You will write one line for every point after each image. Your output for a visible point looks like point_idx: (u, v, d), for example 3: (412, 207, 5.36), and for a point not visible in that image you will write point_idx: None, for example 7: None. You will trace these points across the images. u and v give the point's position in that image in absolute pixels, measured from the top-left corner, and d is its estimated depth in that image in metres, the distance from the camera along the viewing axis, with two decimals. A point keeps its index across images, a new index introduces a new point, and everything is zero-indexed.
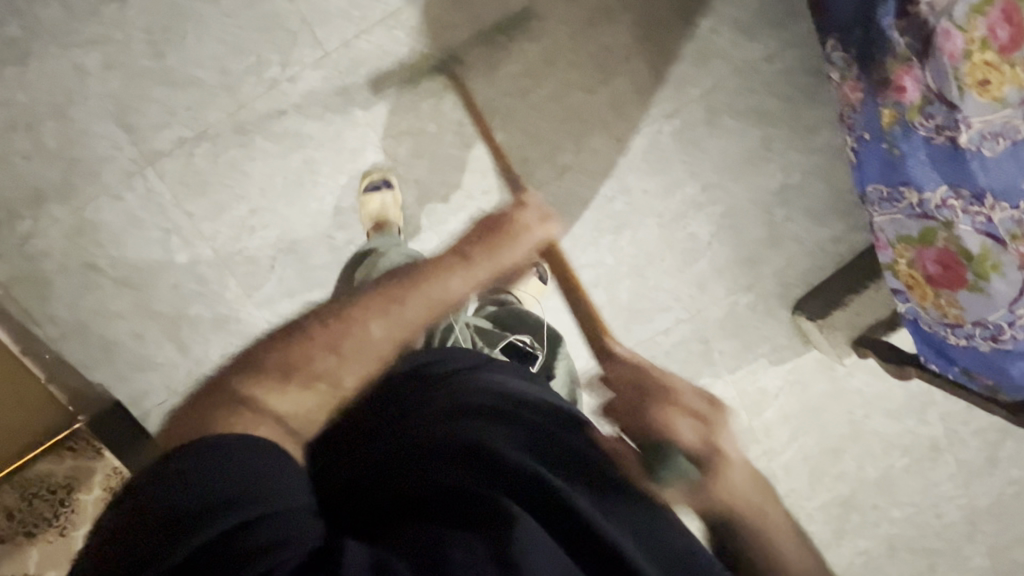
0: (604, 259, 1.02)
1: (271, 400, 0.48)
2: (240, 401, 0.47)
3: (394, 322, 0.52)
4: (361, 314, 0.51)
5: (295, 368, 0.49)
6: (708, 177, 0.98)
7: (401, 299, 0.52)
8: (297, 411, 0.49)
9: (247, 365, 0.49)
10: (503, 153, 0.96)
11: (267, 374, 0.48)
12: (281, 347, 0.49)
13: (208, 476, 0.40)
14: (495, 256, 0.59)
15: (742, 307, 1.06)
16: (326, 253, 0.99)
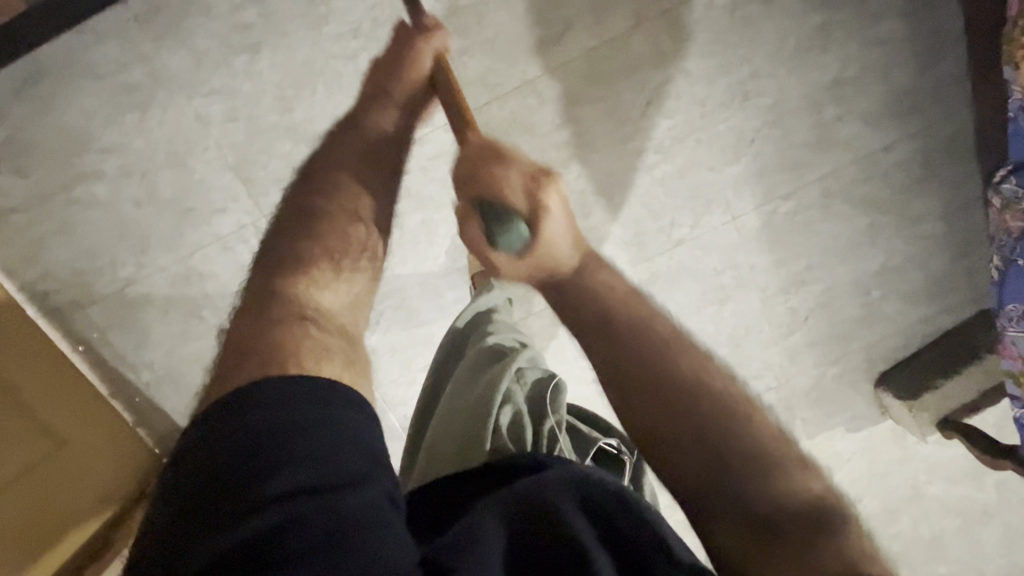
0: (705, 327, 1.04)
1: (320, 298, 0.61)
2: (300, 302, 0.60)
3: (382, 197, 0.71)
4: (344, 204, 0.68)
5: (343, 253, 0.65)
6: (814, 256, 1.01)
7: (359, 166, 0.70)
8: (341, 306, 0.63)
9: (294, 269, 0.62)
10: (621, 224, 0.96)
11: (319, 279, 0.62)
12: (315, 245, 0.64)
13: (281, 442, 0.45)
14: (401, 85, 0.72)
15: (828, 377, 1.09)
16: (434, 311, 0.99)
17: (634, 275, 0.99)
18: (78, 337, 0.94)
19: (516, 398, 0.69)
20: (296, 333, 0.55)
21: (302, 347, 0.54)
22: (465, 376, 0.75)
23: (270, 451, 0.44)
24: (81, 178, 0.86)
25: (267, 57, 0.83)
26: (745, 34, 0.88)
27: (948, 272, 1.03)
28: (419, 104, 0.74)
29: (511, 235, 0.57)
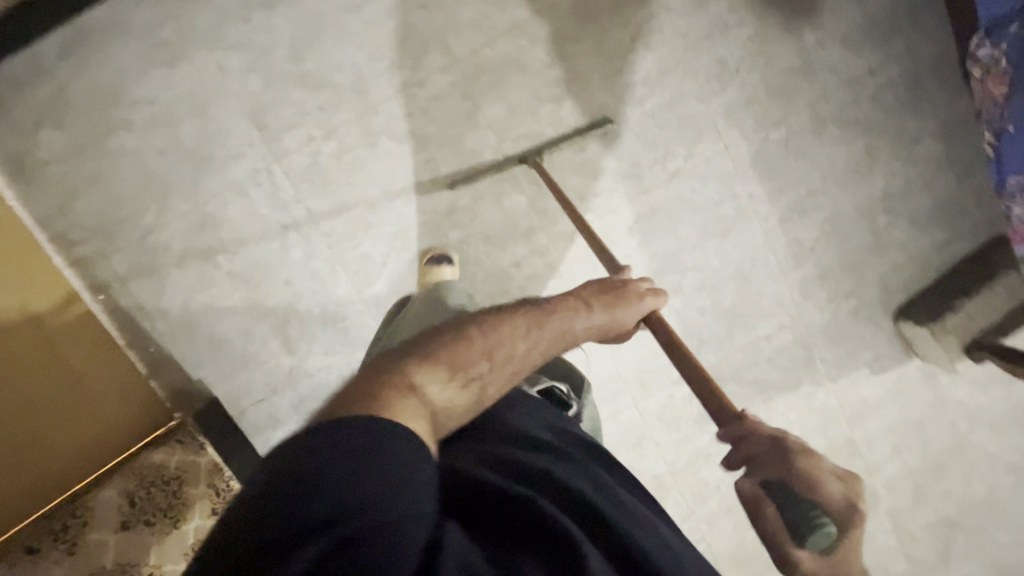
0: (711, 261, 1.03)
1: (429, 390, 0.52)
2: (403, 382, 0.51)
3: (537, 345, 0.61)
4: (510, 333, 0.59)
5: (462, 376, 0.55)
6: (812, 183, 1.01)
7: (541, 323, 0.62)
8: (445, 409, 0.52)
9: (421, 356, 0.54)
10: (617, 157, 0.99)
11: (437, 369, 0.53)
12: (450, 349, 0.56)
13: (346, 478, 0.40)
14: (611, 315, 0.67)
15: (845, 313, 1.06)
16: (438, 251, 1.00)
17: (634, 209, 1.01)
18: (99, 286, 0.99)
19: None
20: (398, 399, 0.49)
21: (393, 406, 0.48)
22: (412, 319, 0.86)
23: (328, 485, 0.39)
24: (111, 131, 0.94)
25: (281, 10, 0.92)
26: None
27: (953, 196, 1.02)
28: (614, 301, 0.68)
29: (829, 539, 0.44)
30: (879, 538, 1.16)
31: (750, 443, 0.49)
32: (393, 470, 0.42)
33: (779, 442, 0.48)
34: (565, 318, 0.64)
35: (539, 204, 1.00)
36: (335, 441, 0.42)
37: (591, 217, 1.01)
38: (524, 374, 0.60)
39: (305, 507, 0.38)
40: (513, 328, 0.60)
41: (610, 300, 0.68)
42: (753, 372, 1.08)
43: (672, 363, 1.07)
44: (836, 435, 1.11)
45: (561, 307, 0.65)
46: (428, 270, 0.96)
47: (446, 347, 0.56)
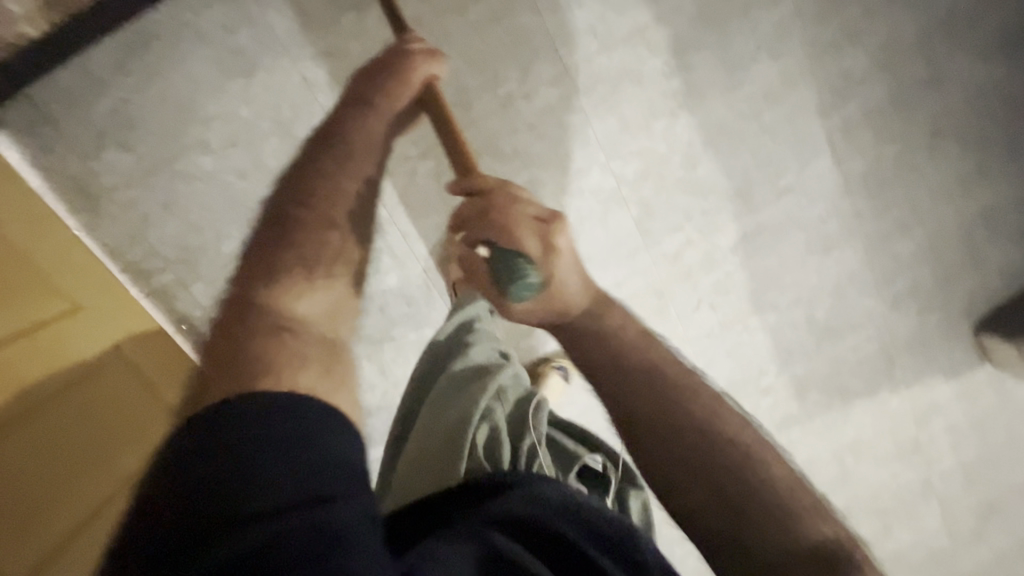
0: (809, 278, 1.02)
1: (298, 305, 0.60)
2: (277, 310, 0.59)
3: (356, 172, 0.74)
4: (330, 182, 0.71)
5: (317, 259, 0.65)
6: (918, 200, 0.99)
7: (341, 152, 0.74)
8: (318, 309, 0.62)
9: (267, 271, 0.62)
10: (728, 175, 0.94)
11: (301, 280, 0.62)
12: (285, 254, 0.63)
13: (258, 464, 0.45)
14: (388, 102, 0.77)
15: (929, 325, 1.08)
16: None
17: (740, 228, 0.97)
18: (185, 316, 0.93)
19: (496, 418, 0.73)
20: (265, 347, 0.54)
21: (272, 347, 0.55)
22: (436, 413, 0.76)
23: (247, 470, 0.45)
24: (186, 150, 0.84)
25: (376, 14, 0.81)
26: None
27: None
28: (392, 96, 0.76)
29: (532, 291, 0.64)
30: (927, 520, 1.26)
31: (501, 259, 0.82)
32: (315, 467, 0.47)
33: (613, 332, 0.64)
34: (361, 129, 0.76)
35: (646, 223, 0.95)
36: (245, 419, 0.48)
37: (696, 236, 0.97)
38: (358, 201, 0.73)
39: (227, 491, 0.44)
40: (338, 176, 0.72)
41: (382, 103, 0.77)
42: (835, 381, 1.11)
43: (761, 375, 1.08)
44: (903, 434, 1.17)
45: (354, 129, 0.76)
46: None
47: (284, 254, 0.64)
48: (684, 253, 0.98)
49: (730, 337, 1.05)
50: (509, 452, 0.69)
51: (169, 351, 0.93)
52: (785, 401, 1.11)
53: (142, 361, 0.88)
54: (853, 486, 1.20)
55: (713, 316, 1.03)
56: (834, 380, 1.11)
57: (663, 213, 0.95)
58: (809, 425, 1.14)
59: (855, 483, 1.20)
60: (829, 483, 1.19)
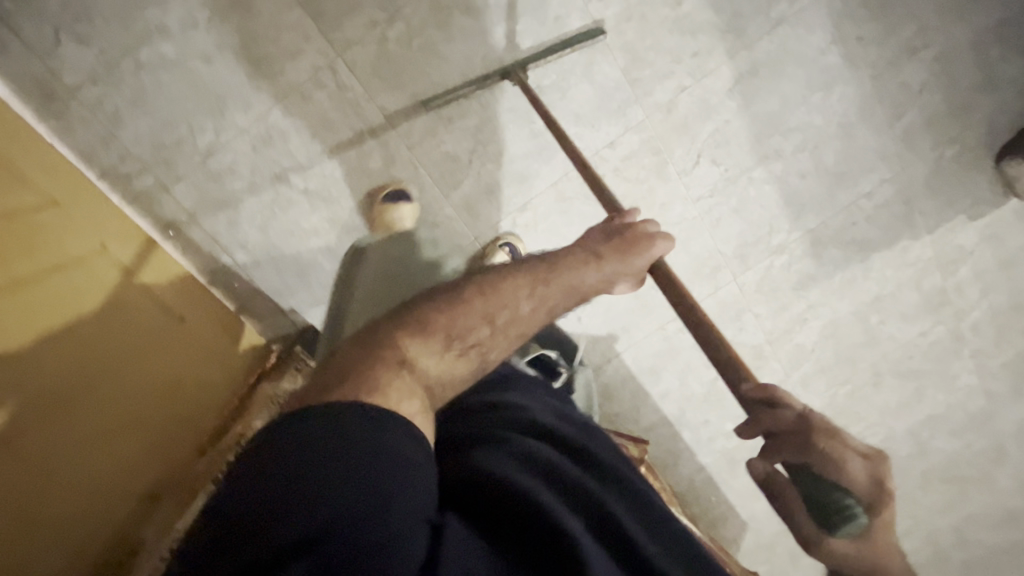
0: (813, 118, 0.97)
1: (421, 360, 0.45)
2: (401, 351, 0.45)
3: (546, 303, 0.53)
4: (511, 289, 0.52)
5: (464, 338, 0.48)
6: (924, 18, 0.93)
7: (546, 279, 0.54)
8: (443, 380, 0.46)
9: (416, 324, 0.47)
10: (717, 9, 0.88)
11: (432, 340, 0.47)
12: (446, 314, 0.48)
13: (322, 473, 0.35)
14: (623, 261, 0.58)
15: (947, 160, 1.02)
16: (528, 140, 0.93)
17: (734, 68, 0.92)
18: (169, 221, 0.91)
19: None
20: (383, 376, 0.43)
21: (389, 382, 0.42)
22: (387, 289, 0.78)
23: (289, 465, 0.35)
24: (147, 37, 0.81)
25: None
26: None
27: None
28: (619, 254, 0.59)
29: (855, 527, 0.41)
30: (961, 379, 1.21)
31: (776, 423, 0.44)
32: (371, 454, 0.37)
33: (800, 417, 0.43)
34: (576, 273, 0.55)
35: (633, 73, 0.91)
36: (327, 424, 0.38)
37: (688, 81, 0.92)
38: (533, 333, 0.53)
39: (260, 500, 0.34)
40: (520, 296, 0.52)
41: (600, 259, 0.57)
42: (851, 233, 1.06)
43: (772, 233, 1.04)
44: (929, 286, 1.11)
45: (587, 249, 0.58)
46: (386, 208, 0.89)
47: (442, 312, 0.48)
48: (676, 102, 0.93)
49: (735, 193, 1.00)
50: None
51: (171, 270, 0.90)
52: (799, 260, 1.06)
53: (132, 259, 0.85)
54: (880, 347, 1.16)
55: (716, 171, 0.98)
56: (849, 232, 1.06)
57: (651, 59, 0.90)
58: (828, 285, 1.09)
59: (882, 344, 1.15)
60: (854, 347, 1.15)
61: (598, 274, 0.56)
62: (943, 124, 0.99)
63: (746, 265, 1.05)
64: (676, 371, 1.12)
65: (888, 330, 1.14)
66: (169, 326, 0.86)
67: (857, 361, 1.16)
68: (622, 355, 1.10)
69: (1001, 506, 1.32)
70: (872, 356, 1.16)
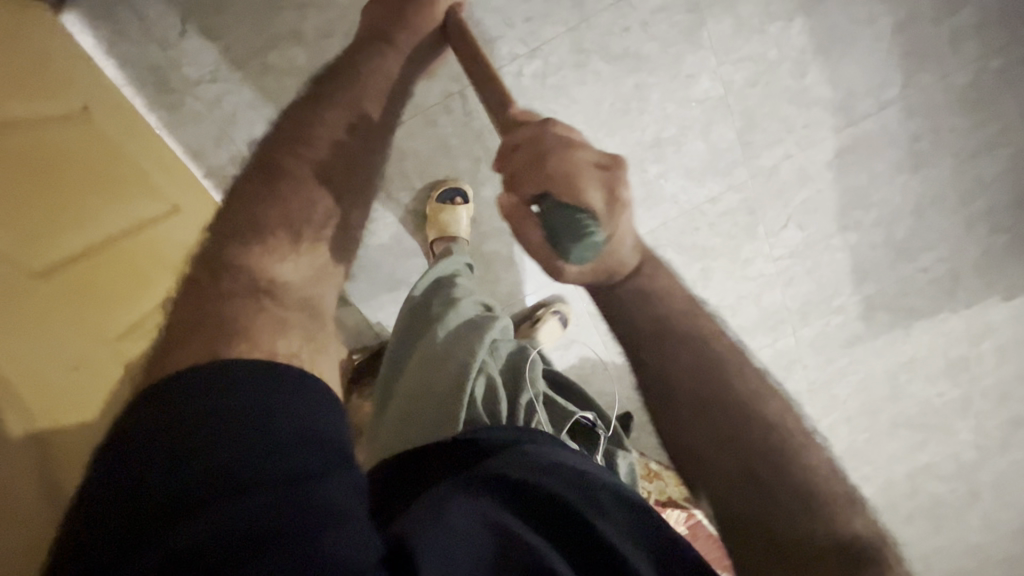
0: (895, 196, 1.03)
1: (278, 269, 0.57)
2: (253, 271, 0.55)
3: (358, 133, 0.66)
4: (319, 135, 0.63)
5: (301, 217, 0.61)
6: (1009, 118, 0.99)
7: (347, 122, 0.65)
8: (304, 275, 0.59)
9: (246, 228, 0.57)
10: (834, 87, 0.92)
11: (278, 237, 0.58)
12: (271, 206, 0.60)
13: (240, 426, 0.40)
14: (409, 33, 0.69)
15: (996, 246, 1.11)
16: (636, 187, 0.95)
17: (837, 142, 0.96)
18: None
19: (492, 370, 0.74)
20: (254, 311, 0.51)
21: (259, 315, 0.51)
22: (430, 358, 0.76)
23: (218, 447, 0.38)
24: (279, 40, 0.78)
25: None
26: None
27: None
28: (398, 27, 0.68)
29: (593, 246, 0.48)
30: (961, 434, 1.33)
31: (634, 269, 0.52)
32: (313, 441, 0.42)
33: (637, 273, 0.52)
34: (338, 112, 0.65)
35: (746, 137, 0.93)
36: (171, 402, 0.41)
37: (794, 150, 0.96)
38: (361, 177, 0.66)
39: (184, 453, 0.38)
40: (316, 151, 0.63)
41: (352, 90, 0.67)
42: (902, 301, 1.14)
43: (834, 295, 1.10)
44: (954, 353, 1.22)
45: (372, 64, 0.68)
46: (441, 207, 0.88)
47: (266, 202, 0.60)
48: (779, 168, 0.97)
49: (812, 256, 1.06)
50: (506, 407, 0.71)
51: None
52: (852, 321, 1.14)
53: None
54: (901, 402, 1.27)
55: (800, 235, 1.03)
56: (901, 301, 1.14)
57: (766, 125, 0.93)
58: (871, 344, 1.18)
59: (902, 399, 1.26)
60: (880, 400, 1.25)
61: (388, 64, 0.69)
62: (1001, 214, 1.08)
63: (805, 322, 1.12)
64: None
65: (911, 388, 1.25)
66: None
67: (879, 413, 1.27)
68: None
69: (967, 544, 1.48)
70: (892, 409, 1.27)
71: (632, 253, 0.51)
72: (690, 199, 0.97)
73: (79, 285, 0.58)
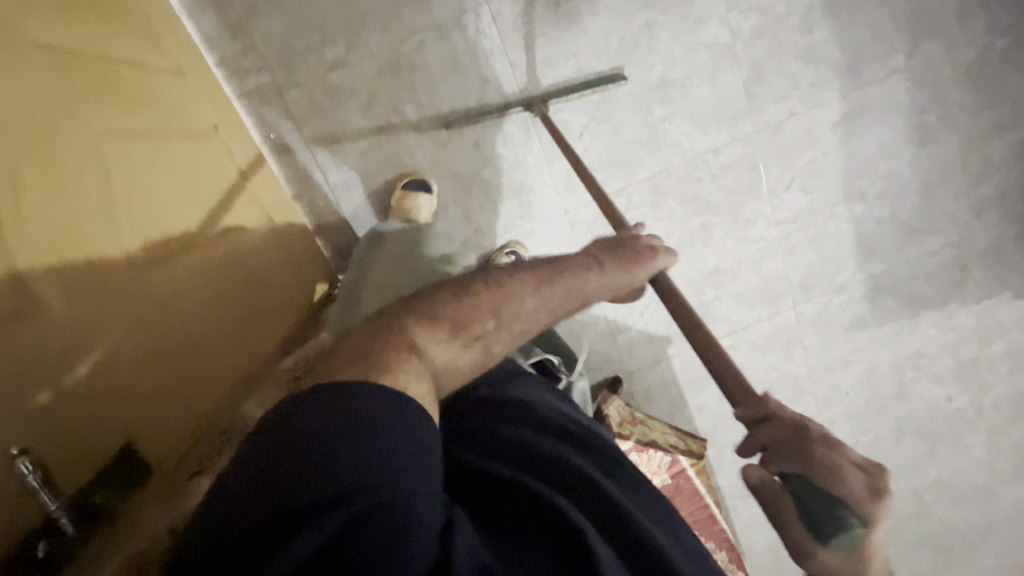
0: (901, 170, 1.02)
1: (428, 347, 0.46)
2: (397, 340, 0.45)
3: (550, 303, 0.52)
4: (523, 286, 0.52)
5: (465, 328, 0.49)
6: (1016, 100, 0.99)
7: (552, 279, 0.53)
8: (449, 366, 0.48)
9: (422, 314, 0.48)
10: (841, 47, 0.93)
11: (440, 329, 0.48)
12: (455, 305, 0.49)
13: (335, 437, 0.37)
14: (608, 271, 0.54)
15: (1005, 238, 1.08)
16: (640, 129, 0.95)
17: (844, 106, 0.97)
18: (272, 125, 0.89)
19: None
20: (392, 357, 0.44)
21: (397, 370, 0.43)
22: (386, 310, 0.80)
23: (319, 462, 0.36)
24: None
25: None
26: None
27: None
28: (614, 256, 0.55)
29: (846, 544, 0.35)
30: (974, 451, 1.25)
31: (772, 429, 0.38)
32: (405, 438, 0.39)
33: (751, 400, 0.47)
34: (567, 279, 0.53)
35: (752, 88, 0.94)
36: (287, 428, 0.37)
37: (800, 108, 0.96)
38: (534, 332, 0.52)
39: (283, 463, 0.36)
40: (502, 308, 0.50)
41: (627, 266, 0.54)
42: (909, 288, 1.10)
43: (838, 271, 1.08)
44: (964, 354, 1.17)
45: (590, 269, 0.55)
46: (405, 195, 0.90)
47: (451, 301, 0.49)
48: (784, 125, 0.97)
49: (815, 224, 1.04)
50: None
51: (257, 168, 0.86)
52: (856, 303, 1.10)
53: (237, 147, 0.84)
54: (907, 404, 1.20)
55: (803, 199, 1.02)
56: (907, 287, 1.10)
57: (772, 78, 0.94)
58: (875, 332, 1.13)
59: (910, 400, 1.19)
60: (885, 398, 1.19)
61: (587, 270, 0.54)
62: (1010, 203, 1.06)
63: (807, 298, 1.09)
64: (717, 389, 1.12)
65: (918, 388, 1.19)
66: (258, 228, 0.84)
67: (884, 414, 1.20)
68: (672, 358, 1.10)
69: None
70: (898, 410, 1.20)
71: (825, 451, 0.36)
72: (693, 148, 0.97)
73: (83, 118, 0.61)
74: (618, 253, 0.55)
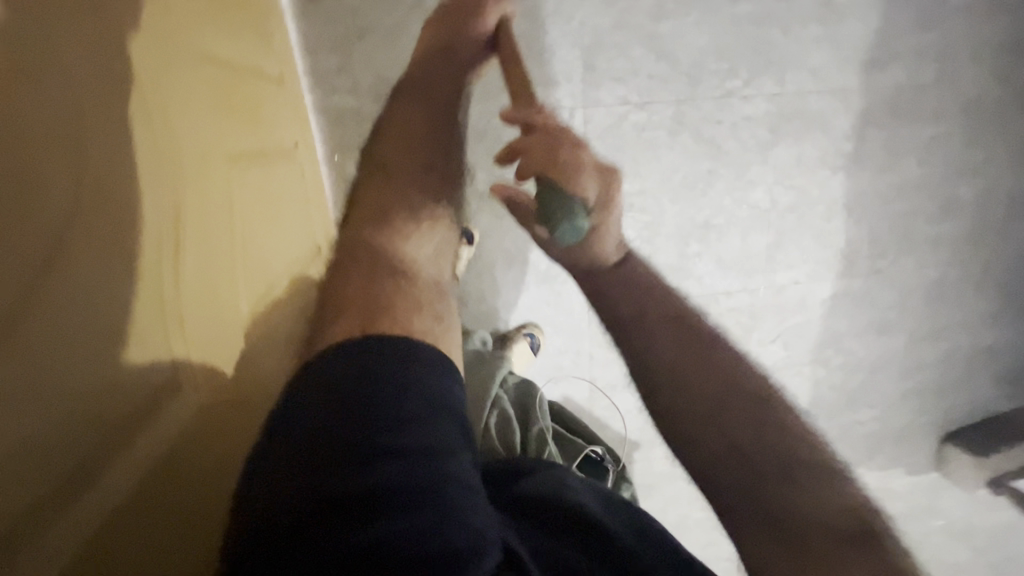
0: (858, 349, 1.18)
1: (407, 247, 0.66)
2: (392, 254, 0.65)
3: (440, 141, 0.73)
4: (390, 132, 0.72)
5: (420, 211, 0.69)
6: (953, 320, 1.20)
7: (411, 111, 0.73)
8: (425, 246, 0.69)
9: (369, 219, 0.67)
10: (846, 240, 1.08)
11: (408, 230, 0.67)
12: (384, 200, 0.68)
13: (358, 402, 0.45)
14: (450, 61, 0.73)
15: (913, 424, 1.29)
16: (674, 256, 1.03)
17: (834, 286, 1.12)
18: (340, 147, 0.85)
19: (504, 404, 0.75)
20: (391, 289, 0.60)
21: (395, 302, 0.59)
22: None
23: (344, 425, 0.43)
24: None
25: None
26: (1005, 126, 1.05)
27: None
28: (451, 39, 0.73)
29: (579, 234, 0.59)
30: None
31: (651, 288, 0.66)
32: (413, 421, 0.45)
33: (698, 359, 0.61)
34: (422, 94, 0.73)
35: (772, 250, 1.06)
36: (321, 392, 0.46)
37: (803, 278, 1.10)
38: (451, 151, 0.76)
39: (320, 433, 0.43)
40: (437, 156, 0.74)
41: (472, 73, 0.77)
42: (836, 447, 1.27)
43: None
44: None
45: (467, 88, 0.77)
46: None
47: (378, 207, 0.68)
48: (787, 289, 1.10)
49: (784, 376, 1.17)
50: (518, 437, 0.71)
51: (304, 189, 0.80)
52: None
53: (308, 169, 0.81)
54: None
55: (781, 353, 1.15)
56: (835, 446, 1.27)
57: (789, 248, 1.06)
58: None
59: None
60: None
61: (436, 95, 0.74)
62: (924, 397, 1.26)
63: None
64: (665, 500, 1.19)
65: None
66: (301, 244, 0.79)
67: None
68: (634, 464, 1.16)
69: None
70: None
71: (614, 250, 0.67)
72: (710, 286, 1.07)
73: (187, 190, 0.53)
74: (446, 38, 0.74)
